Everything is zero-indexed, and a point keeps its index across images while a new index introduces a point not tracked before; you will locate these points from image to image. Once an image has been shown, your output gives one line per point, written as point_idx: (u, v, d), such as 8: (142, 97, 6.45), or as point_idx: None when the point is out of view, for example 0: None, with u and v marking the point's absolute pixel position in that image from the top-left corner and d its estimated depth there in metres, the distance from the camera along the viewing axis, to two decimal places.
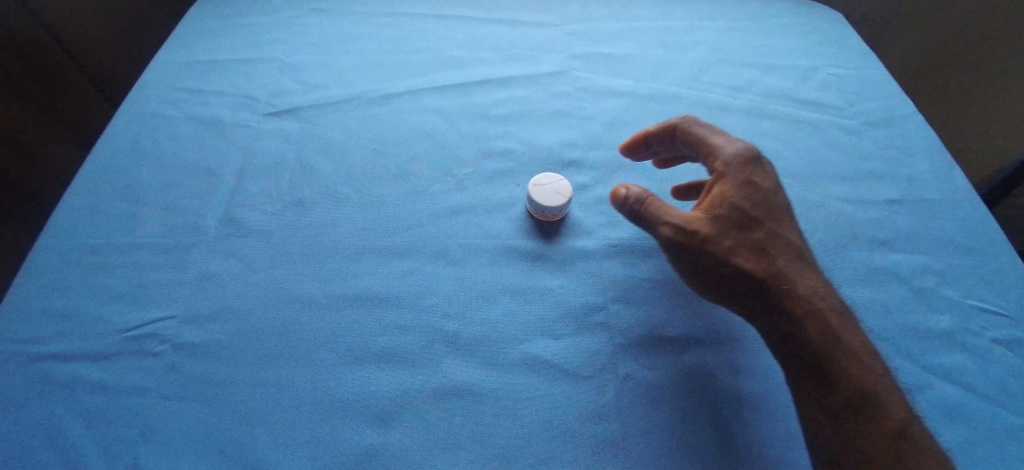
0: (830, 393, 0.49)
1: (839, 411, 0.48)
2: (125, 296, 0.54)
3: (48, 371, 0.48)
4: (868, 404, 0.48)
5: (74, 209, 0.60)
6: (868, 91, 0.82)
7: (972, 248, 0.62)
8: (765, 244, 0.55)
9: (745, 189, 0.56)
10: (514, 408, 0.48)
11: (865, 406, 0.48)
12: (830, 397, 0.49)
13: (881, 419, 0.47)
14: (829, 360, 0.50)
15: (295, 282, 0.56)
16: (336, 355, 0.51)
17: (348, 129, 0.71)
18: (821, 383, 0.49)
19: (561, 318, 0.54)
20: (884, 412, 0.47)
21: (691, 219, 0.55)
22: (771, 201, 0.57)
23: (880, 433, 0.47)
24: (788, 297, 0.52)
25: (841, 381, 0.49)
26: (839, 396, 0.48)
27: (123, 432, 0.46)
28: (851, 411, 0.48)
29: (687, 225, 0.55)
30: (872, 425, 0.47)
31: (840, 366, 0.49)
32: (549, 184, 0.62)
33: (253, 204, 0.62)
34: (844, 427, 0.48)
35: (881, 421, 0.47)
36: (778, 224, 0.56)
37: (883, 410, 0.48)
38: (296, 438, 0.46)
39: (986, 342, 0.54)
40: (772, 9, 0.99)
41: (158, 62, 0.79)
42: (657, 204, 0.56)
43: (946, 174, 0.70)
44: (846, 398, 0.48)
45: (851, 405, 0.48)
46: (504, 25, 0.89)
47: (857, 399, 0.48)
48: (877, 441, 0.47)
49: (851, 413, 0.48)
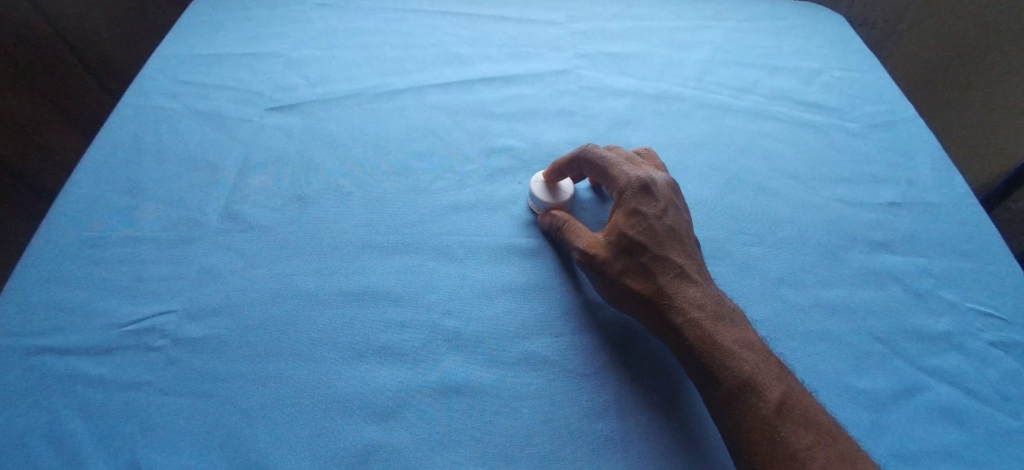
0: (713, 388, 0.48)
1: (718, 407, 0.48)
2: (124, 290, 0.53)
3: (47, 364, 0.48)
4: (741, 393, 0.47)
5: (74, 202, 0.60)
6: (871, 94, 0.82)
7: (972, 252, 0.62)
8: (652, 264, 0.54)
9: (634, 218, 0.56)
10: (513, 406, 0.48)
11: (741, 398, 0.47)
12: (711, 399, 0.48)
13: (768, 408, 0.46)
14: (695, 364, 0.49)
15: (297, 278, 0.55)
16: (337, 352, 0.51)
17: (351, 125, 0.71)
18: (704, 381, 0.49)
19: (562, 316, 0.54)
20: (761, 401, 0.47)
21: (585, 244, 0.56)
22: (670, 222, 0.56)
23: (757, 426, 0.46)
24: (671, 308, 0.52)
25: (715, 382, 0.48)
26: (723, 394, 0.48)
27: (123, 426, 0.46)
28: (726, 404, 0.47)
29: (581, 252, 0.56)
30: (748, 417, 0.46)
31: (711, 371, 0.49)
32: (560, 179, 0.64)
33: (254, 199, 0.62)
34: (723, 426, 0.47)
35: (761, 411, 0.46)
36: (676, 248, 0.55)
37: (765, 398, 0.47)
38: (297, 434, 0.46)
39: (985, 345, 0.55)
40: (775, 11, 0.99)
41: (160, 54, 0.78)
42: (565, 230, 0.58)
43: (947, 178, 0.70)
44: (725, 398, 0.48)
45: (726, 398, 0.48)
46: (509, 23, 0.89)
47: (741, 392, 0.47)
48: (758, 434, 0.46)
49: (735, 406, 0.47)
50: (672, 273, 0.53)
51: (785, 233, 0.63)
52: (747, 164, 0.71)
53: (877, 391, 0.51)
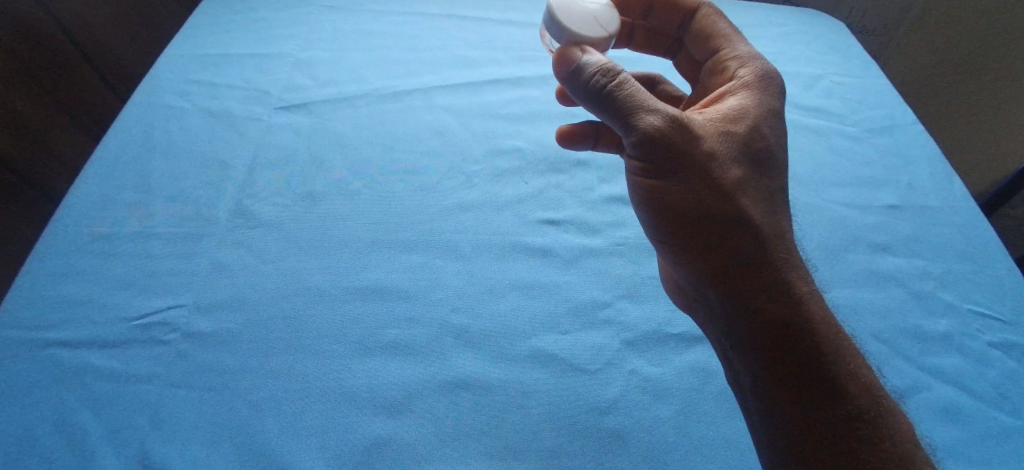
0: (805, 356, 0.46)
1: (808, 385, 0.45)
2: (134, 285, 0.54)
3: (58, 357, 0.49)
4: (836, 388, 0.45)
5: (85, 198, 0.60)
6: (871, 99, 0.84)
7: (972, 255, 0.63)
8: (746, 187, 0.50)
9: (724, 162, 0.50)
10: (521, 400, 0.49)
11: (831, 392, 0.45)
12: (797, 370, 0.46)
13: (851, 399, 0.45)
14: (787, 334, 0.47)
15: (307, 275, 0.56)
16: (345, 347, 0.51)
17: (359, 125, 0.72)
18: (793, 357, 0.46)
19: (569, 313, 0.55)
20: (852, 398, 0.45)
21: (669, 124, 0.48)
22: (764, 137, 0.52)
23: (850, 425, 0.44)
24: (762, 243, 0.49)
25: (811, 350, 0.46)
26: (798, 359, 0.46)
27: (133, 419, 0.46)
28: (819, 385, 0.45)
29: (670, 135, 0.48)
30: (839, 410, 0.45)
31: (798, 324, 0.47)
32: (576, 29, 0.50)
33: (264, 196, 0.63)
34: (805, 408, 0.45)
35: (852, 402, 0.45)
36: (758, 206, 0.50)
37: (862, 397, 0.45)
38: (307, 428, 0.47)
39: (984, 345, 0.55)
40: (778, 17, 1.00)
41: (170, 54, 0.79)
42: (640, 93, 0.49)
43: (947, 183, 0.71)
44: (801, 367, 0.46)
45: (820, 376, 0.45)
46: (515, 27, 0.90)
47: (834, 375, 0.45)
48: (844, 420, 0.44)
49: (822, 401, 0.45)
50: (758, 199, 0.50)
51: None
52: None
53: None
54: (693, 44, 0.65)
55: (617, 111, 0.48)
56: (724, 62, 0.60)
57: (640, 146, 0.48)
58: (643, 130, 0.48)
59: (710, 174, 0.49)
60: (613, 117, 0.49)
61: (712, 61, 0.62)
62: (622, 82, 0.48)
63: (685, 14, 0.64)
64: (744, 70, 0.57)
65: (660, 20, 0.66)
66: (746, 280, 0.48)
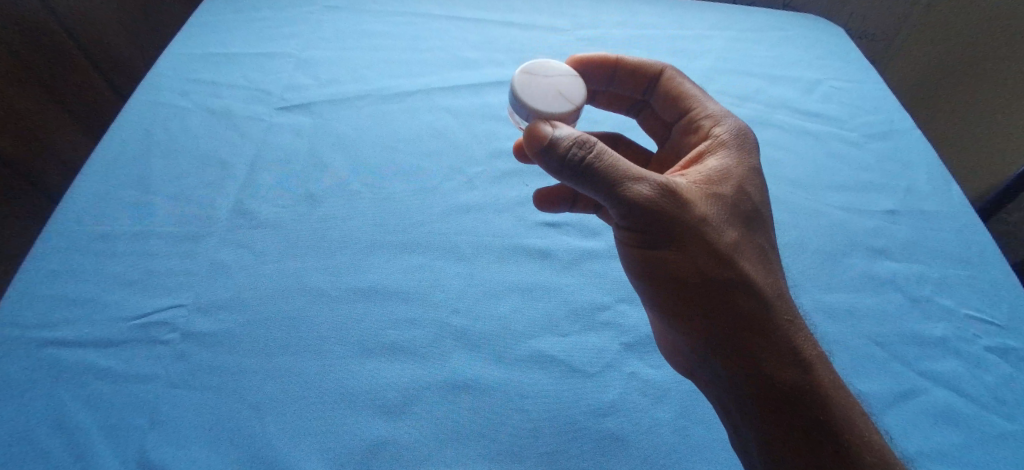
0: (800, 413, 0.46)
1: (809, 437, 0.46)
2: (134, 284, 0.54)
3: (57, 356, 0.49)
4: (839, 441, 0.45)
5: (85, 196, 0.60)
6: (869, 104, 0.84)
7: (968, 260, 0.63)
8: (739, 250, 0.48)
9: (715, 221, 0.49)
10: (521, 402, 0.49)
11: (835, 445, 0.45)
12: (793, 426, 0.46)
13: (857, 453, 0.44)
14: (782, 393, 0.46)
15: (307, 275, 0.56)
16: (346, 348, 0.51)
17: (360, 126, 0.72)
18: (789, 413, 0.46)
19: (569, 316, 0.55)
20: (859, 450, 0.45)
21: (655, 195, 0.47)
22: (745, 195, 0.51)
23: None
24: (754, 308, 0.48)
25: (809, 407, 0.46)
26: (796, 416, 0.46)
27: (132, 419, 0.46)
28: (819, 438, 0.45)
29: (658, 205, 0.47)
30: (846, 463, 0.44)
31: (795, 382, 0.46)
32: (541, 108, 0.51)
33: (264, 196, 0.63)
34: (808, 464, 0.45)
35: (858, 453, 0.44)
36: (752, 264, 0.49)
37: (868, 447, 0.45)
38: (307, 429, 0.47)
39: (980, 350, 0.56)
40: (777, 22, 1.01)
41: (171, 52, 0.79)
42: (619, 162, 0.47)
43: (945, 188, 0.71)
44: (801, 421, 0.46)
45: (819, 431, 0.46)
46: (516, 28, 0.90)
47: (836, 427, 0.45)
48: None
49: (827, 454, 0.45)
50: (751, 256, 0.49)
51: (785, 238, 0.64)
52: None
53: (875, 394, 0.52)
54: (660, 105, 0.64)
55: (600, 185, 0.46)
56: (698, 119, 0.59)
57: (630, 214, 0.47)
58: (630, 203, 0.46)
59: (701, 239, 0.48)
60: (594, 189, 0.47)
61: (684, 120, 0.60)
62: (598, 152, 0.46)
63: (648, 76, 0.63)
64: (720, 129, 0.56)
65: (623, 87, 0.66)
66: (740, 346, 0.47)
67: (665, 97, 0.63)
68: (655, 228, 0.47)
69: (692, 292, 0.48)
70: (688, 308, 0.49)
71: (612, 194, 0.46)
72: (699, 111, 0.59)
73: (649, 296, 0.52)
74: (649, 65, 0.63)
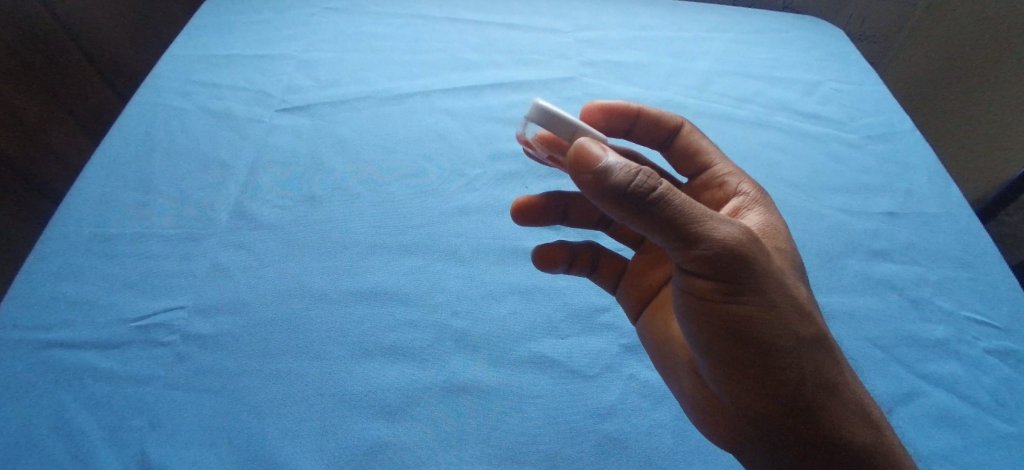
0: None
1: None
2: (134, 286, 0.54)
3: (57, 358, 0.49)
4: None
5: (85, 198, 0.60)
6: (870, 106, 0.84)
7: (969, 263, 0.63)
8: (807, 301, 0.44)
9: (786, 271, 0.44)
10: (521, 405, 0.49)
11: None
12: None
13: None
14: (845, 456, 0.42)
15: (306, 277, 0.56)
16: (347, 349, 0.51)
17: (360, 128, 0.72)
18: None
19: (569, 318, 0.55)
20: None
21: (739, 237, 0.40)
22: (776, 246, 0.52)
23: None
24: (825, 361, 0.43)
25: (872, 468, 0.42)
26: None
27: (132, 420, 0.46)
28: None
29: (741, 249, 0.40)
30: None
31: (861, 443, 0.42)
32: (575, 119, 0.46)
33: (265, 198, 0.63)
34: None
35: None
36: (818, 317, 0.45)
37: None
38: (306, 431, 0.47)
39: (980, 352, 0.56)
40: (778, 24, 1.01)
41: (171, 54, 0.79)
42: (691, 202, 0.40)
43: (945, 190, 0.71)
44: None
45: None
46: (517, 30, 0.90)
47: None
48: None
49: None
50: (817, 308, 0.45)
51: None
52: (748, 172, 0.72)
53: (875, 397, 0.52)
54: (672, 159, 0.63)
55: (675, 224, 0.39)
56: (720, 175, 0.59)
57: (703, 261, 0.40)
58: (710, 249, 0.39)
59: (777, 287, 0.42)
60: (664, 230, 0.40)
61: (703, 177, 0.61)
62: (667, 190, 0.39)
63: (666, 129, 0.62)
64: (745, 186, 0.57)
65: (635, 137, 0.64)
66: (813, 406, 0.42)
67: (680, 152, 0.62)
68: (733, 277, 0.40)
69: (767, 350, 0.41)
70: (759, 369, 0.42)
71: (689, 235, 0.39)
72: (722, 169, 0.59)
73: (704, 353, 0.44)
74: (669, 119, 0.62)
